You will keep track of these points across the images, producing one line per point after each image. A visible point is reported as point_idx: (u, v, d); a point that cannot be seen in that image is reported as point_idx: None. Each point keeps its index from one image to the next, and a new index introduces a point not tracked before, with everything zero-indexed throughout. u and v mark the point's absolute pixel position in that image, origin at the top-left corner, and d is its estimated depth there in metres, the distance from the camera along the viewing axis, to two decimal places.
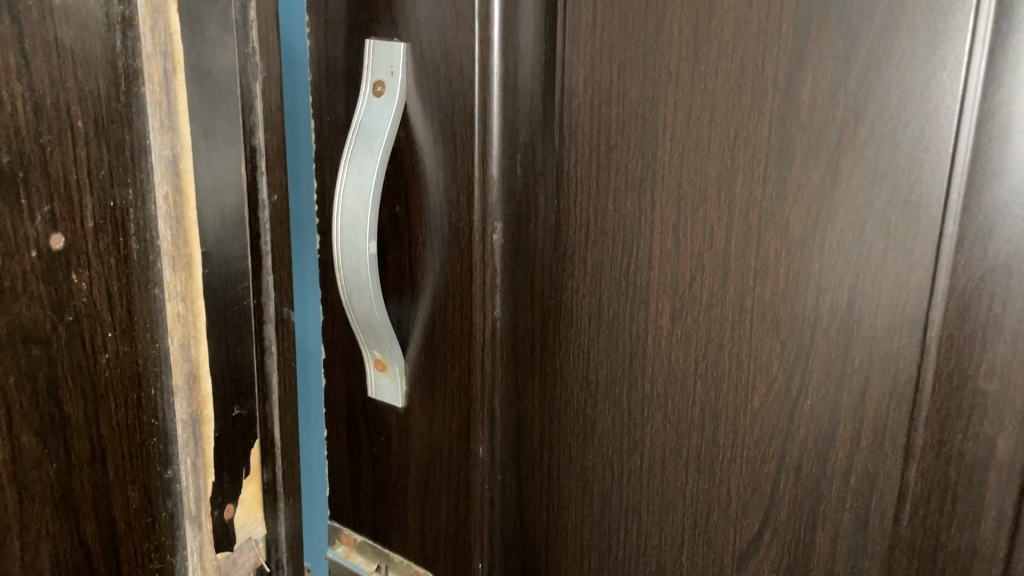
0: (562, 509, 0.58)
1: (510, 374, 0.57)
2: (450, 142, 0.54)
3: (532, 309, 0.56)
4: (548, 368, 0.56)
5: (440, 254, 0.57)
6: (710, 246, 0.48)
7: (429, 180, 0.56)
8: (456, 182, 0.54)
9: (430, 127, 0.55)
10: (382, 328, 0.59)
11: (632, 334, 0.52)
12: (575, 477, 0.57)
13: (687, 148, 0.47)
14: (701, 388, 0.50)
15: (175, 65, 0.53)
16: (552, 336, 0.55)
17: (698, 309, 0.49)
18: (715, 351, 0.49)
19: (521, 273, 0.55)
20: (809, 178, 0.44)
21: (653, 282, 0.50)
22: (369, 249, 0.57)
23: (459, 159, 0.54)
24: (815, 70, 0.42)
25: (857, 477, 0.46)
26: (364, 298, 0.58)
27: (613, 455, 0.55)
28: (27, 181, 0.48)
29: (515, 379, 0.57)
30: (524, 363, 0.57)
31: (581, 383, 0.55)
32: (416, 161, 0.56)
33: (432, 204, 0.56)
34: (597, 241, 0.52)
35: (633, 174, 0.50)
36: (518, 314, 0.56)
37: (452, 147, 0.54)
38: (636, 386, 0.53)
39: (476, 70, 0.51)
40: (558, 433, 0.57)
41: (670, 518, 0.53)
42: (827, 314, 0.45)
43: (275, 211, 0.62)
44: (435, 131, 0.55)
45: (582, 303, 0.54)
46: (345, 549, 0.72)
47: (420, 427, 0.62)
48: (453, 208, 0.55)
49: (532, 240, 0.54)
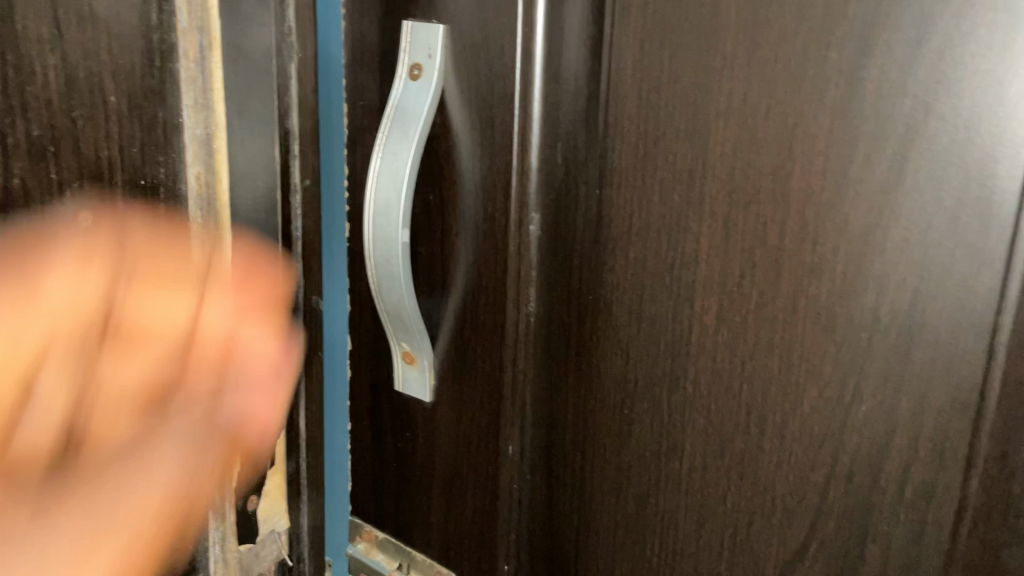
0: (594, 514, 0.56)
1: (545, 377, 0.54)
2: (487, 128, 0.52)
3: (569, 307, 0.52)
4: (585, 369, 0.53)
5: (473, 245, 0.54)
6: (762, 242, 0.45)
7: (465, 172, 0.54)
8: (493, 170, 0.51)
9: (468, 113, 0.53)
10: (409, 321, 0.58)
11: (674, 333, 0.49)
12: (609, 479, 0.54)
13: (742, 137, 0.45)
14: (747, 391, 0.47)
15: (211, 41, 0.52)
16: (588, 333, 0.52)
17: (746, 309, 0.47)
18: (764, 352, 0.46)
19: (558, 264, 0.51)
20: (872, 173, 0.42)
21: (698, 278, 0.48)
22: (401, 244, 0.55)
23: (497, 147, 0.51)
24: (882, 57, 0.40)
25: (913, 488, 0.43)
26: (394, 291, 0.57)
27: (652, 458, 0.52)
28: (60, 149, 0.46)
29: (547, 381, 0.54)
30: (553, 362, 0.54)
31: (619, 381, 0.52)
32: (451, 149, 0.54)
33: (466, 192, 0.54)
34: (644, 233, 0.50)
35: (681, 164, 0.47)
36: (553, 308, 0.53)
37: (490, 135, 0.51)
38: (678, 387, 0.50)
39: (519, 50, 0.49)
40: (592, 434, 0.54)
41: (709, 526, 0.51)
42: (888, 316, 0.42)
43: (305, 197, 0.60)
44: (473, 116, 0.52)
45: (623, 299, 0.50)
46: (366, 546, 0.70)
47: (447, 421, 0.60)
48: (486, 196, 0.53)
49: (573, 233, 0.51)
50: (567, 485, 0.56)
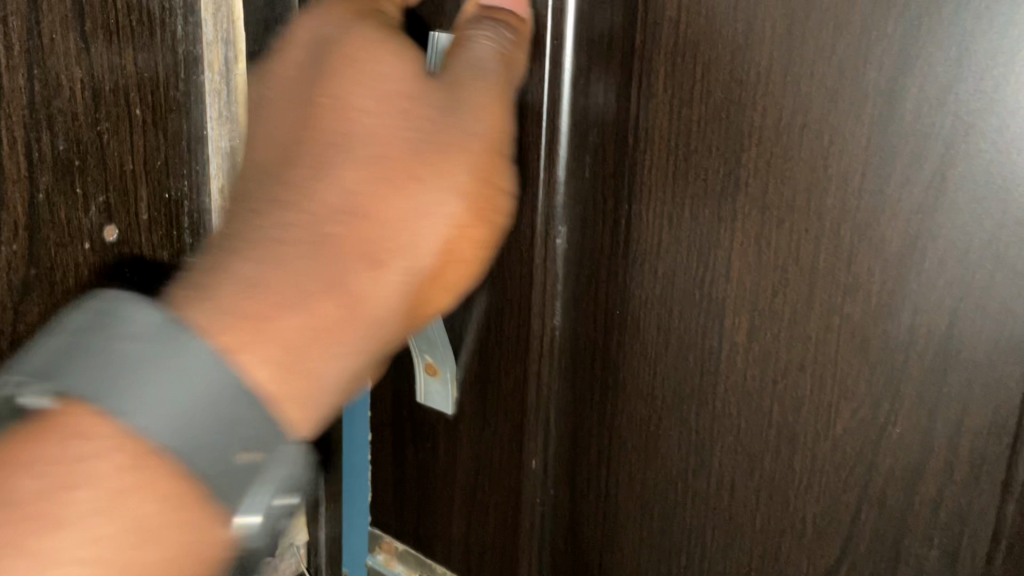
0: (619, 529, 0.54)
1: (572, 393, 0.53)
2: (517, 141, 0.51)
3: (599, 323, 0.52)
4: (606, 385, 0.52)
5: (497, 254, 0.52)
6: (795, 260, 0.45)
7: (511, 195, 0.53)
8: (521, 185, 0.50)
9: None
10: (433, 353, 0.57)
11: (704, 349, 0.48)
12: (634, 492, 0.53)
13: (775, 154, 0.44)
14: (778, 410, 0.47)
15: (236, 53, 0.51)
16: (612, 349, 0.52)
17: (778, 327, 0.46)
18: (796, 371, 0.46)
19: (582, 278, 0.51)
20: (910, 193, 0.41)
21: (730, 295, 0.47)
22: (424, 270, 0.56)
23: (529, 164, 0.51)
24: (923, 75, 0.39)
25: (948, 512, 0.43)
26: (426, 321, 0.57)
27: (678, 475, 0.51)
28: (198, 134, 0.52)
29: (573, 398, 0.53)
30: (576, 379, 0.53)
31: (645, 397, 0.51)
32: None
33: None
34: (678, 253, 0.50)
35: (711, 180, 0.46)
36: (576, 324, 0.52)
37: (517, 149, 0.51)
38: (707, 405, 0.49)
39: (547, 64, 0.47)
40: (617, 449, 0.53)
41: (737, 545, 0.50)
42: (924, 336, 0.42)
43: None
44: None
45: (650, 314, 0.50)
46: (385, 558, 0.67)
47: (469, 436, 0.58)
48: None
49: (599, 247, 0.50)
50: (591, 500, 0.55)
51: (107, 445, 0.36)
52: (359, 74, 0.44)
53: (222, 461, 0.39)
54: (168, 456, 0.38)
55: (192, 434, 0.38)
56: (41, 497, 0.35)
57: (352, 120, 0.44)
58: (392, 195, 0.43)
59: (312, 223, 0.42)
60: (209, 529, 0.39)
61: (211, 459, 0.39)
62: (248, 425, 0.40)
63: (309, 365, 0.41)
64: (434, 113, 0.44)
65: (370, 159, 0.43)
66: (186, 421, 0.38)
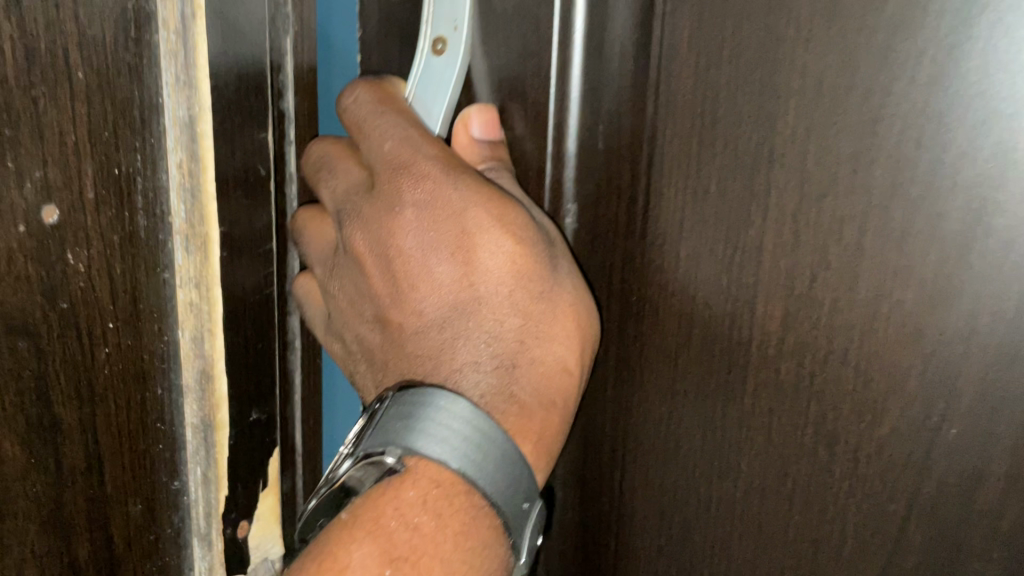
0: (632, 536, 0.49)
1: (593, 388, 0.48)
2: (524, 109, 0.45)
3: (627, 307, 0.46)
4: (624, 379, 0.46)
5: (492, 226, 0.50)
6: (839, 241, 0.39)
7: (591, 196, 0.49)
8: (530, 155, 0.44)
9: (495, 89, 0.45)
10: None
11: (731, 340, 0.43)
12: (651, 499, 0.48)
13: (817, 122, 0.39)
14: (816, 409, 0.42)
15: (194, 8, 0.44)
16: (632, 343, 0.46)
17: (817, 315, 0.41)
18: (838, 365, 0.41)
19: (596, 262, 0.45)
20: (974, 163, 0.36)
21: (763, 281, 0.42)
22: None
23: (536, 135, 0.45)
24: (994, 27, 0.34)
25: (1010, 523, 0.38)
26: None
27: (701, 480, 0.46)
28: (169, 145, 0.46)
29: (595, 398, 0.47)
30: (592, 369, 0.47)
31: (666, 394, 0.45)
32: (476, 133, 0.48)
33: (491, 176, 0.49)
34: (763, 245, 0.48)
35: (743, 151, 0.41)
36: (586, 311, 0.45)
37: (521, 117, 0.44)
38: (733, 402, 0.43)
39: (556, 26, 0.41)
40: (633, 452, 0.47)
41: (766, 553, 0.45)
42: (988, 327, 0.37)
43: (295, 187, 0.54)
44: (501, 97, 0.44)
45: (672, 300, 0.44)
46: None
47: None
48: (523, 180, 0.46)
49: (612, 223, 0.44)
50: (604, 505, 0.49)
51: (436, 502, 0.40)
52: (483, 206, 0.44)
53: (515, 508, 0.42)
54: (497, 509, 0.41)
55: (502, 484, 0.41)
56: (410, 555, 0.39)
57: (484, 260, 0.45)
58: (539, 303, 0.44)
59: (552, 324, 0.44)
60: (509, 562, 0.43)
61: (510, 503, 0.42)
62: (529, 484, 0.43)
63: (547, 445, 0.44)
64: (529, 238, 0.43)
65: (530, 293, 0.44)
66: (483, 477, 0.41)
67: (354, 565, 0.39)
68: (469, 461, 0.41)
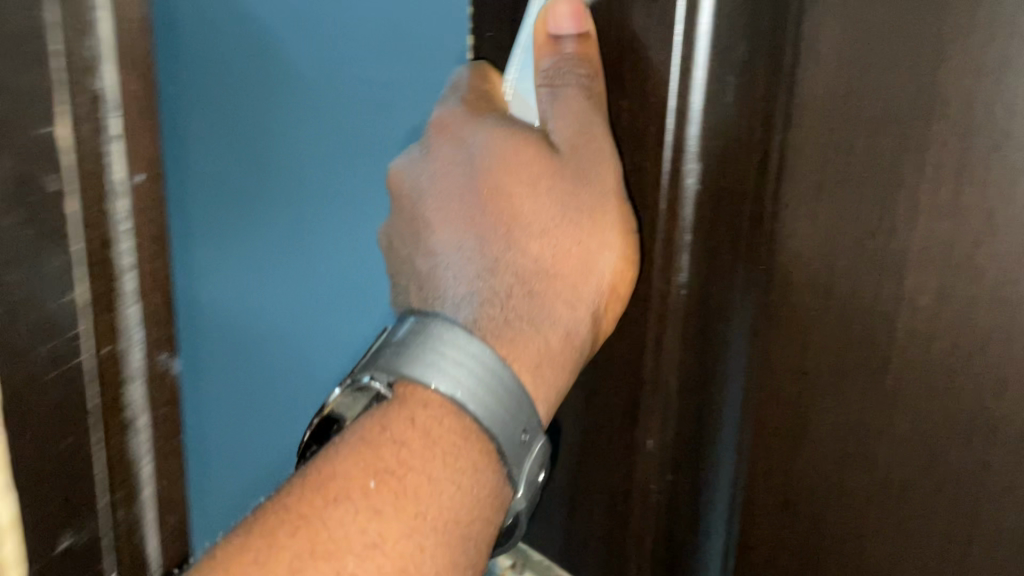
0: (751, 525, 0.45)
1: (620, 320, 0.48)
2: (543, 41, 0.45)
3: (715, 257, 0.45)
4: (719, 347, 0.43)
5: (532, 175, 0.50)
6: (1010, 203, 0.34)
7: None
8: (646, 109, 0.40)
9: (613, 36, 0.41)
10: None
11: (874, 315, 0.38)
12: (775, 486, 0.44)
13: (987, 65, 0.33)
14: (972, 394, 0.36)
15: None
16: (757, 315, 0.43)
17: (977, 289, 0.35)
18: (1001, 347, 0.35)
19: (718, 226, 0.41)
20: None
21: (914, 249, 0.36)
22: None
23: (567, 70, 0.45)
24: None
25: None
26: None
27: (833, 468, 0.41)
28: None
29: (710, 374, 0.43)
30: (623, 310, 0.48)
31: (794, 371, 0.41)
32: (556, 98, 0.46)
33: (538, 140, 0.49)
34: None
35: (897, 102, 0.36)
36: (713, 283, 0.42)
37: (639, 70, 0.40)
38: (875, 383, 0.39)
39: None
40: (754, 431, 0.44)
41: (908, 555, 0.40)
42: None
43: (136, 193, 0.64)
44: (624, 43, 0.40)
45: (805, 269, 0.40)
46: None
47: (572, 413, 0.48)
48: (635, 143, 0.41)
49: (741, 186, 0.41)
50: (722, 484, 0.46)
51: (428, 419, 0.41)
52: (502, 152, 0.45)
53: (513, 440, 0.42)
54: (494, 438, 0.42)
55: (499, 413, 0.42)
56: (386, 484, 0.39)
57: (504, 206, 0.46)
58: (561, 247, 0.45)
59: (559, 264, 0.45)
60: (505, 495, 0.43)
61: (507, 434, 0.42)
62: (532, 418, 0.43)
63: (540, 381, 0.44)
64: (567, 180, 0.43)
65: (538, 236, 0.45)
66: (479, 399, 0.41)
67: (337, 465, 0.40)
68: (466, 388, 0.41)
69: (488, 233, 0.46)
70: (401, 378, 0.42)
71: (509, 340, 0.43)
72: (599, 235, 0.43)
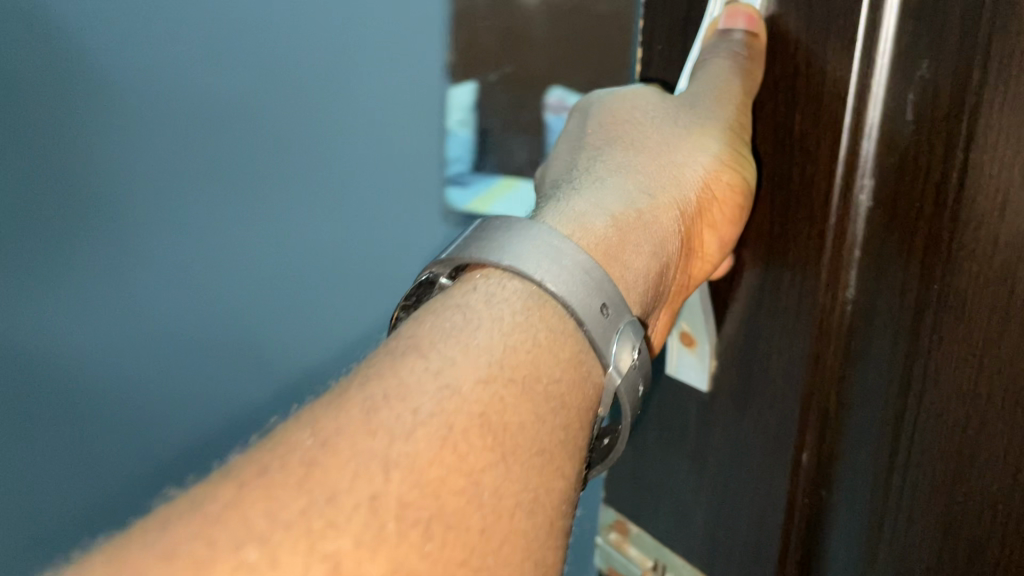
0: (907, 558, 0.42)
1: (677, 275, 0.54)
2: (465, 47, 0.67)
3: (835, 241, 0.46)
4: (868, 336, 0.42)
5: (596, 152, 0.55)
6: None
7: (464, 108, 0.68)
8: (819, 125, 0.41)
9: (797, 50, 0.42)
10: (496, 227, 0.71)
11: None
12: (932, 514, 0.41)
13: None
14: None
15: None
16: (923, 335, 0.40)
17: None
18: None
19: (891, 242, 0.40)
20: None
21: None
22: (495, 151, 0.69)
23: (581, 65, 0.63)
24: None
25: None
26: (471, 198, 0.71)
27: (996, 499, 0.38)
28: None
29: (864, 373, 0.43)
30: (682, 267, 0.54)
31: (961, 395, 0.39)
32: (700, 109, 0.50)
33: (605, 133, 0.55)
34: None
35: None
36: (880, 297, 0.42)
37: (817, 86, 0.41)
38: None
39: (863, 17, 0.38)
40: (913, 456, 0.41)
41: None
42: None
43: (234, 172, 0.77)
44: (802, 57, 0.41)
45: (979, 290, 0.37)
46: (618, 538, 0.59)
47: (725, 423, 0.48)
48: (804, 155, 0.42)
49: (918, 204, 0.39)
50: (877, 510, 0.44)
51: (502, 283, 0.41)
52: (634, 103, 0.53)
53: (592, 309, 0.42)
54: (568, 307, 0.41)
55: (571, 283, 0.42)
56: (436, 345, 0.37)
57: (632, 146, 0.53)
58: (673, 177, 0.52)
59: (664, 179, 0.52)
60: (596, 370, 0.42)
61: (585, 304, 0.42)
62: (611, 288, 0.43)
63: (627, 264, 0.46)
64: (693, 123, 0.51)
65: (649, 162, 0.53)
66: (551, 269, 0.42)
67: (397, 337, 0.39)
68: (547, 267, 0.42)
69: (606, 157, 0.54)
70: (466, 263, 0.43)
71: (612, 217, 0.47)
72: (698, 142, 0.51)
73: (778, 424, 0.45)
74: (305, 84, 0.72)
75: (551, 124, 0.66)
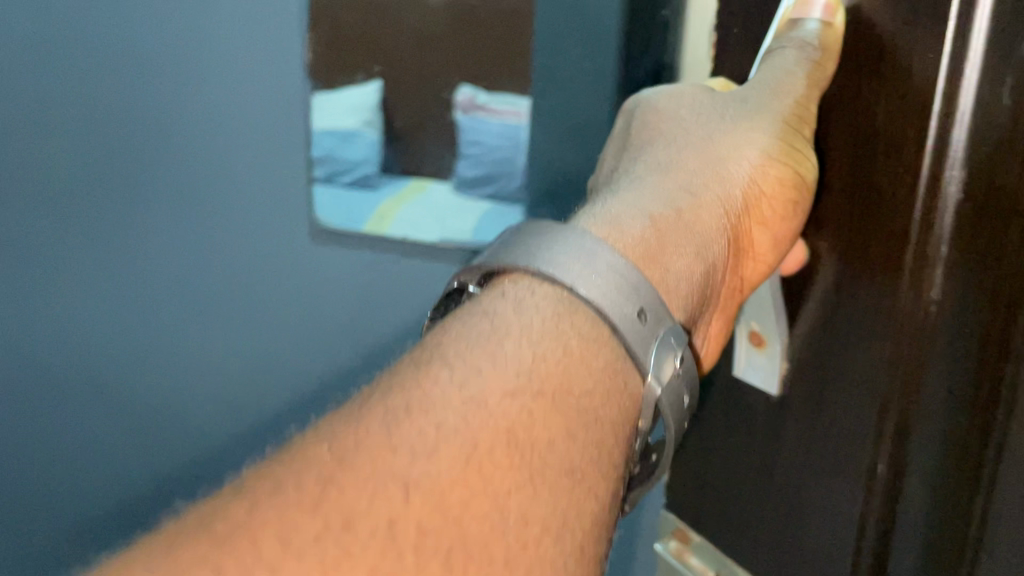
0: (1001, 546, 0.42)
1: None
2: (332, 43, 0.72)
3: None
4: (949, 337, 0.40)
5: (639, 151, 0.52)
6: None
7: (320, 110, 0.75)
8: (911, 112, 0.38)
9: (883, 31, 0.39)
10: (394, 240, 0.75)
11: None
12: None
13: None
14: None
15: None
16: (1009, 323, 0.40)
17: None
18: None
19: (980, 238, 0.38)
20: None
21: None
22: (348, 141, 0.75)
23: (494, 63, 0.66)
24: None
25: None
26: (362, 207, 0.77)
27: None
28: None
29: (949, 375, 0.41)
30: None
31: None
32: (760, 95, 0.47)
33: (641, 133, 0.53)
34: (516, 160, 0.67)
35: None
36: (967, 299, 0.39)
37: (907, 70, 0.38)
38: None
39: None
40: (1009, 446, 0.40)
41: None
42: None
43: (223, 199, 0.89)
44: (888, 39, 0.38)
45: None
46: (677, 546, 0.56)
47: (798, 430, 0.46)
48: (889, 148, 0.39)
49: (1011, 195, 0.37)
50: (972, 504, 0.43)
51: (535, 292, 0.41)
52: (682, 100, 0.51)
53: (626, 317, 0.40)
54: (602, 314, 0.40)
55: (603, 290, 0.40)
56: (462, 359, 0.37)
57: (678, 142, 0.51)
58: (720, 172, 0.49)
59: (708, 179, 0.49)
60: (633, 377, 0.41)
61: (622, 312, 0.40)
62: (650, 293, 0.41)
63: (669, 264, 0.45)
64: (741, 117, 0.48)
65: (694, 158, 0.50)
66: (585, 276, 0.40)
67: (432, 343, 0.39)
68: (586, 271, 0.40)
69: (649, 153, 0.51)
70: (497, 270, 0.42)
71: (650, 217, 0.46)
72: (746, 134, 0.48)
73: (858, 419, 0.42)
74: (256, 112, 0.78)
75: (466, 124, 0.69)
